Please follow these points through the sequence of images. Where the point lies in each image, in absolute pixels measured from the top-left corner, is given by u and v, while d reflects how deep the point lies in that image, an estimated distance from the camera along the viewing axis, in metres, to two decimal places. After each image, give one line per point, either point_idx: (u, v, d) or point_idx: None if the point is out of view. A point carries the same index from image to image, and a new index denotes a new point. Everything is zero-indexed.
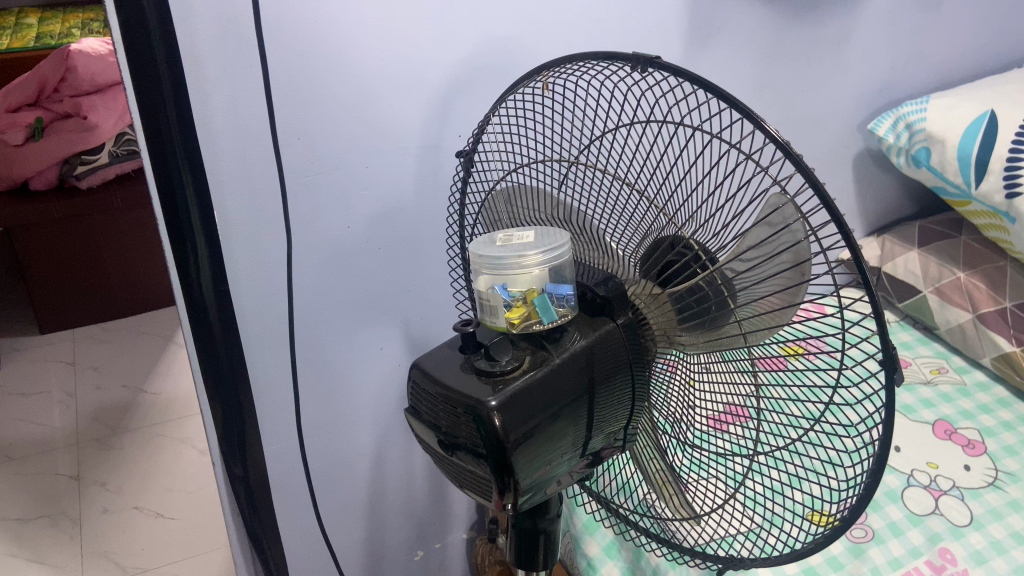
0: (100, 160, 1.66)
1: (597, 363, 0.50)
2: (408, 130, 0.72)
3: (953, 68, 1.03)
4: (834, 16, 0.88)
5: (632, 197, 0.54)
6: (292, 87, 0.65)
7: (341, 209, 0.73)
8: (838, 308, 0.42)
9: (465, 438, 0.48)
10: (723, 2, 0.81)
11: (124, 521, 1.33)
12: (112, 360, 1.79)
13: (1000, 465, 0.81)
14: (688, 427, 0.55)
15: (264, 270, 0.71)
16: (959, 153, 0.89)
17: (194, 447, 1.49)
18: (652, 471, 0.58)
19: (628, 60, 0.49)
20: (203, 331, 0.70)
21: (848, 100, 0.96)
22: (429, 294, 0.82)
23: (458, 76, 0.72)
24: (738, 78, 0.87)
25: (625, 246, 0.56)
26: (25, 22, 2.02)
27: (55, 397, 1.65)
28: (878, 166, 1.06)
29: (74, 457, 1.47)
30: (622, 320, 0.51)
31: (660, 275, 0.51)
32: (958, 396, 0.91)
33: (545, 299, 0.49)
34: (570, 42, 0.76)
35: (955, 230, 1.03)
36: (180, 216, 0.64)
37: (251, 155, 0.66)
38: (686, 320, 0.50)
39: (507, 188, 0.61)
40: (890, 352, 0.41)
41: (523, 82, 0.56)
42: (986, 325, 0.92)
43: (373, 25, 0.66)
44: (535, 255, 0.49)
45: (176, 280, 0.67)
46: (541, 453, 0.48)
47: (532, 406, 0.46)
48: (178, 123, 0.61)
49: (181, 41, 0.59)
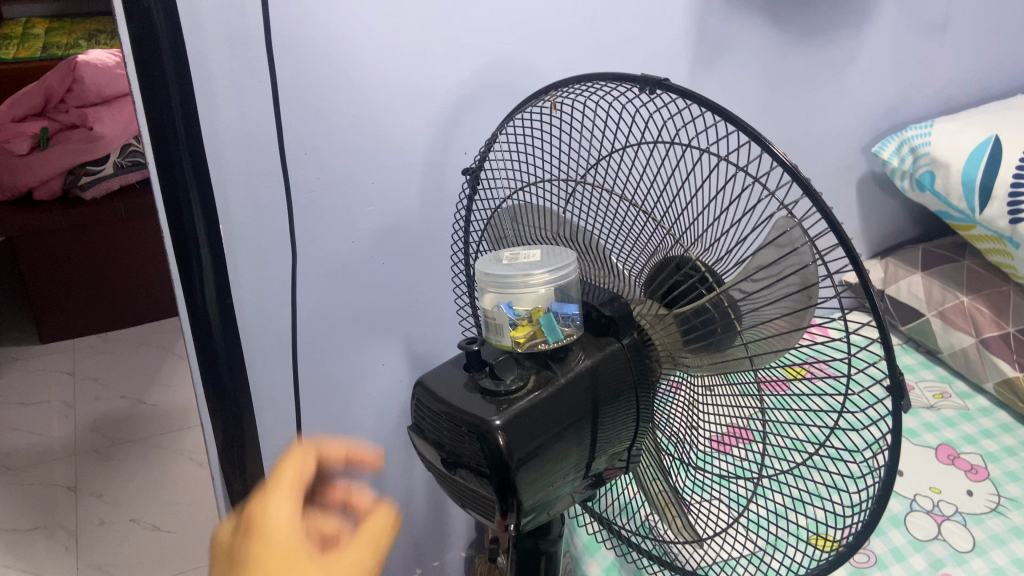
0: (106, 170, 1.68)
1: (601, 383, 0.49)
2: (415, 146, 0.73)
3: (958, 92, 1.04)
4: (839, 39, 0.89)
5: (639, 217, 0.54)
6: (299, 101, 0.65)
7: (347, 223, 0.73)
8: (845, 331, 0.42)
9: (468, 457, 0.47)
10: (729, 23, 0.81)
11: (120, 534, 1.32)
12: (111, 371, 1.77)
13: (1002, 491, 0.80)
14: (690, 448, 0.55)
15: (268, 283, 0.71)
16: (963, 178, 0.89)
17: (193, 461, 1.48)
18: (654, 492, 0.58)
19: (637, 82, 0.49)
20: (206, 344, 0.70)
21: (853, 122, 0.97)
22: (432, 310, 0.82)
23: (466, 92, 0.72)
24: (746, 99, 0.87)
25: (631, 266, 0.56)
26: (31, 33, 2.03)
27: (54, 408, 1.64)
28: (882, 189, 1.06)
29: (72, 469, 1.47)
30: (627, 340, 0.51)
31: (665, 296, 0.51)
32: (961, 421, 0.91)
33: (551, 318, 0.49)
34: (577, 62, 0.76)
35: (959, 253, 1.03)
36: (187, 228, 0.64)
37: (257, 168, 0.66)
38: (692, 341, 0.50)
39: (512, 206, 0.61)
40: (897, 379, 0.42)
41: (530, 101, 0.56)
42: (990, 350, 0.91)
43: (381, 43, 0.66)
44: (541, 274, 0.49)
45: (180, 293, 0.66)
46: (545, 474, 0.47)
47: (536, 425, 0.46)
48: (187, 136, 0.61)
49: (190, 55, 0.59)
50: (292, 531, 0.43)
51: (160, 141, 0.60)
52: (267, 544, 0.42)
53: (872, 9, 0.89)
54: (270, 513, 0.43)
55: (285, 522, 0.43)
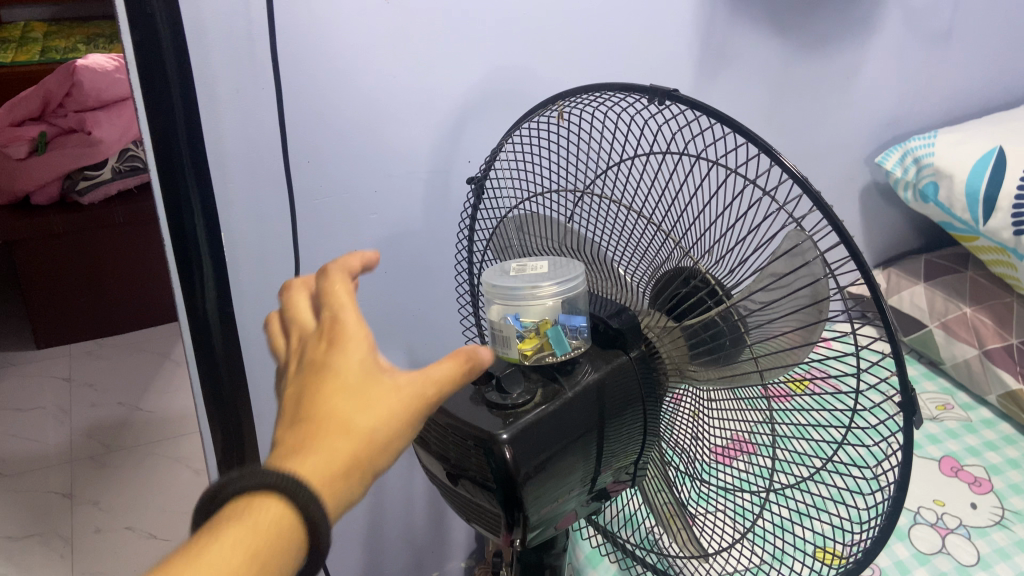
0: (103, 175, 1.64)
1: (608, 396, 0.49)
2: (419, 154, 0.72)
3: (962, 104, 1.04)
4: (844, 49, 0.89)
5: (647, 228, 0.54)
6: (304, 108, 0.65)
7: (349, 232, 0.72)
8: (856, 347, 0.41)
9: (475, 471, 0.47)
10: (734, 33, 0.81)
11: (116, 543, 1.30)
12: (107, 377, 1.74)
13: (1006, 504, 0.80)
14: (693, 459, 0.54)
15: (269, 291, 0.71)
16: (966, 189, 0.89)
17: (188, 467, 1.45)
18: (659, 504, 0.58)
19: (646, 93, 0.49)
20: (206, 352, 0.69)
21: (857, 131, 0.96)
22: (435, 319, 0.82)
23: (471, 100, 0.72)
24: (749, 108, 0.87)
25: (638, 278, 0.55)
26: (31, 36, 2.03)
27: (50, 414, 1.62)
28: (885, 200, 1.06)
29: (67, 475, 1.45)
30: (634, 352, 0.51)
31: (673, 308, 0.51)
32: (964, 433, 0.91)
33: (559, 331, 0.48)
34: (583, 71, 0.76)
35: (961, 264, 1.03)
36: (188, 236, 0.63)
37: (260, 174, 0.65)
38: (699, 354, 0.50)
39: (518, 215, 0.61)
40: (909, 395, 0.41)
41: (536, 111, 0.56)
42: (993, 362, 0.91)
43: (386, 50, 0.66)
44: (549, 286, 0.49)
45: (181, 300, 0.66)
46: (551, 488, 0.47)
47: (543, 439, 0.46)
48: (189, 144, 0.60)
49: (194, 61, 0.59)
50: (367, 342, 0.35)
51: (163, 147, 0.59)
52: (341, 356, 0.34)
53: (877, 19, 0.89)
54: (342, 327, 0.35)
55: (358, 331, 0.35)
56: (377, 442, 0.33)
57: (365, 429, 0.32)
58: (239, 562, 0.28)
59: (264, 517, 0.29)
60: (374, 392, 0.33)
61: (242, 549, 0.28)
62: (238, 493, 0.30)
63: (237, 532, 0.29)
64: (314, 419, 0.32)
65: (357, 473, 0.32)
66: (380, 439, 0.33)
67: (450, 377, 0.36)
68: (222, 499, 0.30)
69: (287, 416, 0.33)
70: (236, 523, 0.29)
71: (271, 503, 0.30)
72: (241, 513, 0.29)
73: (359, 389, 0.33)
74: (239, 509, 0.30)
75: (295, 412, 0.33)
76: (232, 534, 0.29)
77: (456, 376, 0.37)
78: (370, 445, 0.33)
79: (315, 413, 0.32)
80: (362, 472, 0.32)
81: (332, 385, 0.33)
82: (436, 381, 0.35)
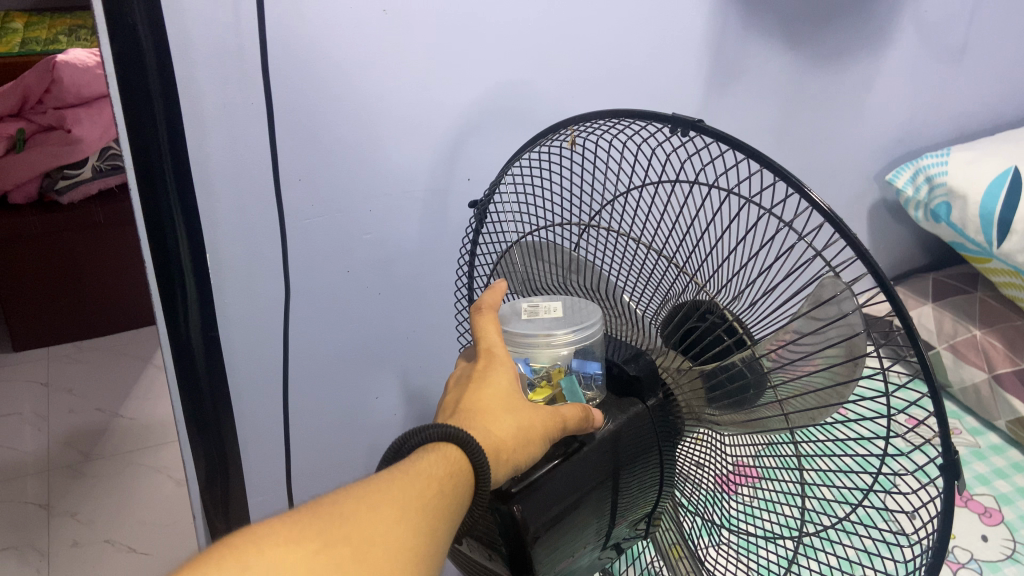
0: (83, 174, 1.58)
1: (623, 445, 0.46)
2: (416, 173, 0.68)
3: (973, 121, 1.01)
4: (857, 63, 0.86)
5: (665, 263, 0.50)
6: (294, 125, 0.61)
7: (341, 252, 0.68)
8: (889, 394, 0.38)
9: (482, 531, 0.44)
10: (746, 47, 0.78)
11: (93, 555, 1.22)
12: (87, 382, 1.66)
13: (1018, 536, 0.77)
14: (699, 488, 0.51)
15: (259, 317, 0.67)
16: (981, 210, 0.86)
17: (171, 478, 1.38)
18: (668, 544, 0.54)
19: (668, 121, 0.45)
20: (190, 380, 0.66)
21: (866, 148, 0.94)
22: (430, 343, 0.78)
23: (472, 116, 0.68)
24: (758, 124, 0.84)
25: (651, 316, 0.52)
26: (12, 26, 1.94)
27: (27, 419, 1.54)
28: (893, 217, 1.03)
29: (44, 484, 1.37)
30: (651, 402, 0.48)
31: (690, 348, 0.47)
32: (973, 459, 0.88)
33: (573, 383, 0.46)
34: (590, 89, 0.73)
35: (970, 284, 1.01)
36: (170, 259, 0.60)
37: (248, 195, 0.62)
38: (718, 398, 0.46)
39: (526, 242, 0.57)
40: (951, 454, 0.38)
41: (549, 133, 0.52)
42: (1002, 386, 0.88)
43: (385, 59, 0.62)
44: (564, 335, 0.46)
45: (163, 326, 0.62)
46: (563, 546, 0.44)
47: (555, 493, 0.42)
48: (173, 165, 0.57)
49: (179, 77, 0.55)
50: (511, 369, 0.45)
51: (144, 166, 0.56)
52: (491, 373, 0.44)
53: (892, 32, 0.86)
54: (492, 354, 0.45)
55: (503, 356, 0.45)
56: (518, 438, 0.41)
57: (510, 425, 0.42)
58: (440, 475, 0.37)
59: (450, 454, 0.38)
60: (516, 402, 0.43)
61: (442, 467, 0.38)
62: (424, 440, 0.39)
63: (435, 459, 0.38)
64: (471, 411, 0.42)
65: (504, 456, 0.40)
66: (519, 436, 0.41)
67: (575, 417, 0.43)
68: (410, 446, 0.39)
69: (449, 411, 0.44)
70: (430, 454, 0.38)
71: (453, 447, 0.39)
72: (431, 449, 0.39)
73: (508, 397, 0.43)
74: (426, 452, 0.39)
75: (462, 407, 0.43)
76: (433, 459, 0.38)
77: (577, 419, 0.44)
78: (515, 438, 0.41)
79: (473, 408, 0.42)
80: (508, 459, 0.41)
81: (486, 393, 0.43)
82: (564, 414, 0.43)
